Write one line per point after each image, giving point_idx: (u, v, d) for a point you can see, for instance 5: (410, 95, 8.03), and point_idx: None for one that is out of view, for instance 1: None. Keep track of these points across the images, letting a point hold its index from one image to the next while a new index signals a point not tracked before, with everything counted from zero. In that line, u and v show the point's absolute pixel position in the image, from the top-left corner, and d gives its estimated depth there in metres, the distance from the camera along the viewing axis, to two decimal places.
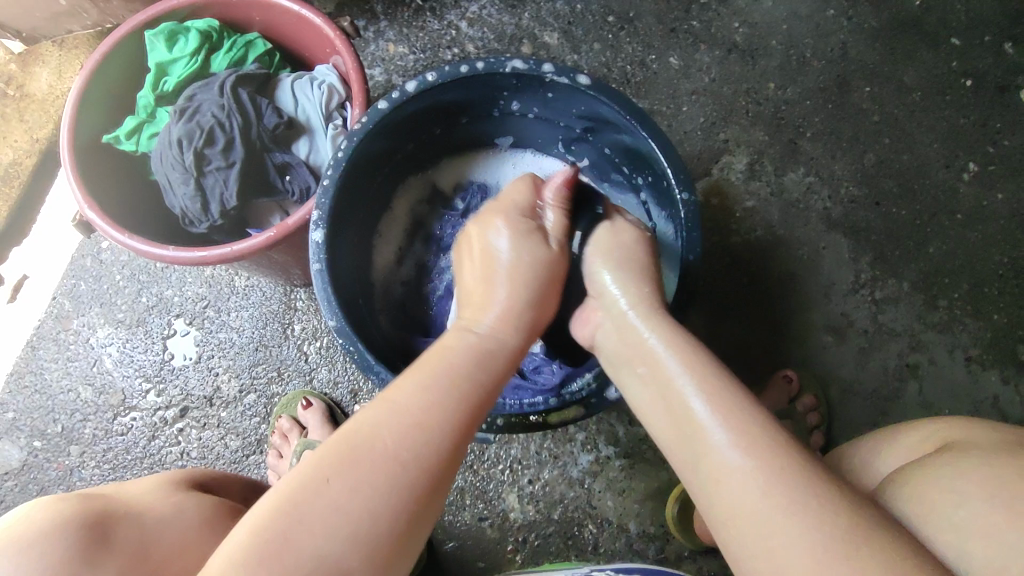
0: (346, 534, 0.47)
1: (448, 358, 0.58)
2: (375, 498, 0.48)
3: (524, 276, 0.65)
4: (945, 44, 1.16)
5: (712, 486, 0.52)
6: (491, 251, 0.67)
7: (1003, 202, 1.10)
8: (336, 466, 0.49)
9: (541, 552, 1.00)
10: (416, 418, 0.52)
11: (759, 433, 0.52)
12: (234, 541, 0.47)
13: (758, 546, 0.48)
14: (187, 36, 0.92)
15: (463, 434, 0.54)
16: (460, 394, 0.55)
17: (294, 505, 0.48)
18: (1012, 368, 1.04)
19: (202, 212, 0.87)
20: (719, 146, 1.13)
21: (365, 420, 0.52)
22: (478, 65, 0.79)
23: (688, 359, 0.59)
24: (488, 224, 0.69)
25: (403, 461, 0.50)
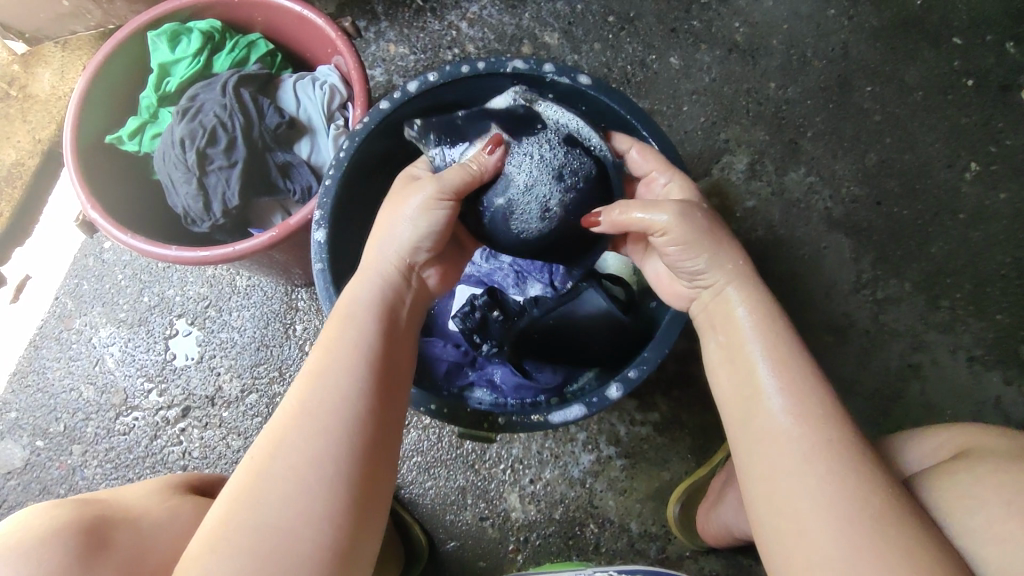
0: (303, 474, 0.53)
1: (344, 317, 0.65)
2: (314, 439, 0.55)
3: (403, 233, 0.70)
4: (946, 44, 1.16)
5: (756, 443, 0.58)
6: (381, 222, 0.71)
7: (1005, 201, 1.10)
8: (275, 438, 0.55)
9: (543, 552, 1.00)
10: (326, 368, 0.60)
11: (816, 407, 0.57)
12: (203, 535, 0.52)
13: (788, 504, 0.54)
14: (189, 37, 0.92)
15: (377, 374, 0.61)
16: (363, 341, 0.63)
17: (250, 484, 0.53)
18: (1014, 369, 1.04)
19: (204, 211, 0.88)
20: (720, 146, 1.13)
21: (291, 393, 0.59)
22: (479, 65, 0.80)
23: (765, 329, 0.63)
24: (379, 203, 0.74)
25: (326, 405, 0.57)
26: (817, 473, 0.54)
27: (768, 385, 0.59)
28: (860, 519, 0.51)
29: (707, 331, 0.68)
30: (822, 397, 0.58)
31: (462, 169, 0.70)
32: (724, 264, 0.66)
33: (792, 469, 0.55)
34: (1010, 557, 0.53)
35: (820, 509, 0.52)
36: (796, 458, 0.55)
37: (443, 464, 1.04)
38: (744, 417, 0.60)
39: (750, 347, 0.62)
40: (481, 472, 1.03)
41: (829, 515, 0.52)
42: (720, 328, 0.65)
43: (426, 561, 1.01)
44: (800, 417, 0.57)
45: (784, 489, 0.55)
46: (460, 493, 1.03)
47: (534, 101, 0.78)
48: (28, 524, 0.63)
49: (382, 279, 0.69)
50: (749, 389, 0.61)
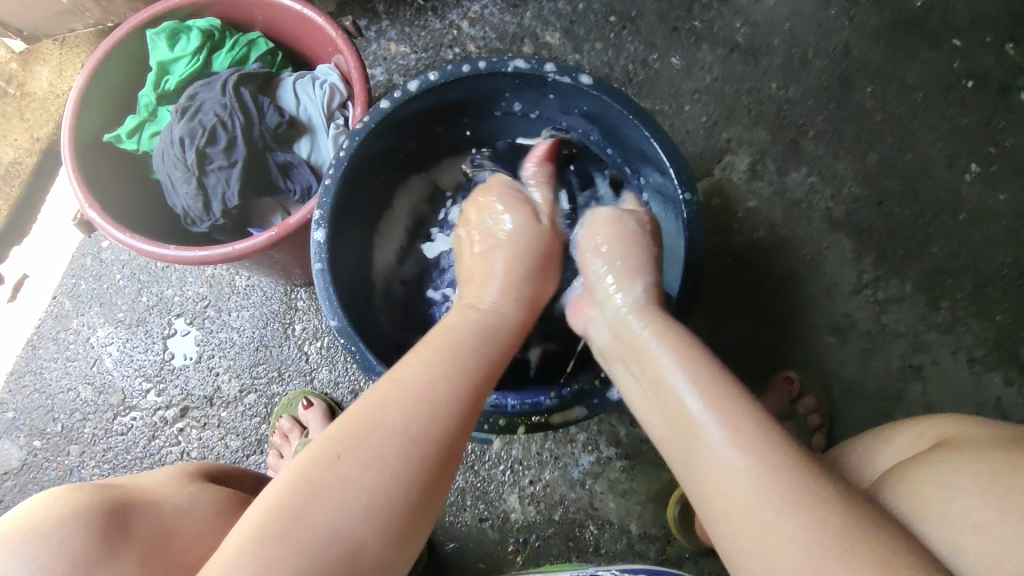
0: (361, 505, 0.49)
1: (450, 335, 0.63)
2: (385, 473, 0.51)
3: (517, 258, 0.73)
4: (948, 44, 1.16)
5: (705, 475, 0.55)
6: (496, 229, 0.76)
7: (1006, 202, 1.10)
8: (348, 442, 0.52)
9: (543, 553, 1.00)
10: (423, 392, 0.56)
11: (752, 431, 0.54)
12: (247, 523, 0.49)
13: (753, 544, 0.50)
14: (189, 35, 0.92)
15: (470, 411, 0.57)
16: (462, 368, 0.59)
17: (303, 482, 0.50)
18: (1015, 370, 1.04)
19: (204, 211, 0.87)
20: (721, 146, 1.13)
21: (374, 399, 0.55)
22: (480, 64, 0.79)
23: (678, 351, 0.62)
24: (490, 207, 0.77)
25: (413, 435, 0.53)
26: (773, 504, 0.50)
27: (698, 411, 0.57)
28: (829, 543, 0.47)
29: (615, 355, 0.69)
30: (755, 416, 0.56)
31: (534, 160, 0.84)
32: (628, 280, 0.72)
33: (749, 501, 0.51)
34: (986, 548, 0.52)
35: (787, 541, 0.48)
36: (746, 490, 0.52)
37: None
38: (684, 450, 0.57)
39: (667, 373, 0.61)
40: (481, 473, 1.03)
41: (798, 543, 0.48)
42: (627, 351, 0.67)
43: (426, 563, 1.01)
44: (741, 443, 0.54)
45: (746, 525, 0.51)
46: (459, 494, 1.03)
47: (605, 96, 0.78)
48: (48, 505, 0.63)
49: (495, 296, 0.70)
50: (677, 415, 0.59)
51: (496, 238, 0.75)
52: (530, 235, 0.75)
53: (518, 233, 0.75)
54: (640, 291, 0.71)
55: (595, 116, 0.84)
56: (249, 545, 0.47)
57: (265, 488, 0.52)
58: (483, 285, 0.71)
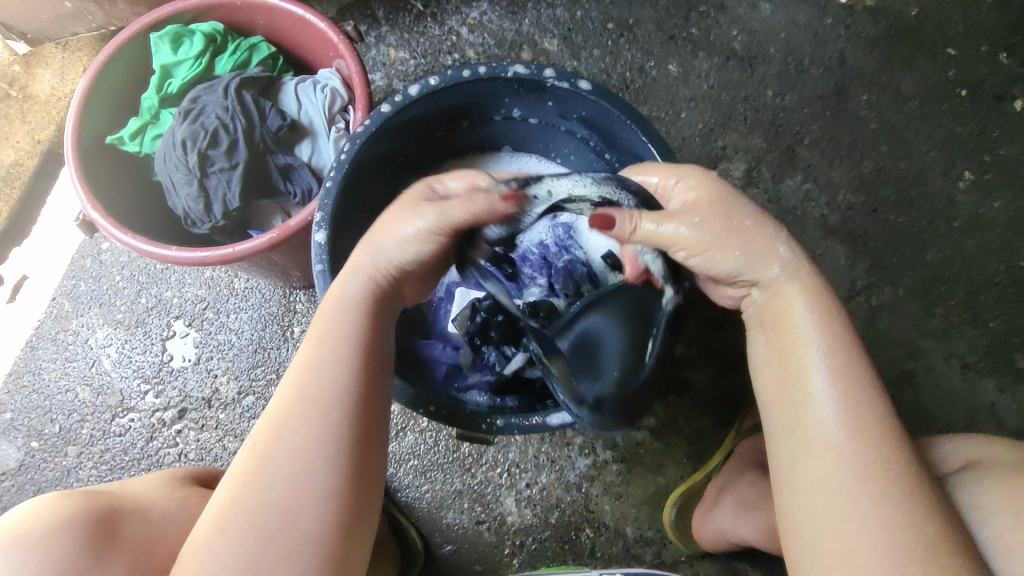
0: (296, 479, 0.56)
1: (336, 304, 0.66)
2: (308, 446, 0.57)
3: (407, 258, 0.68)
4: (942, 53, 1.18)
5: (803, 453, 0.59)
6: (398, 227, 0.67)
7: (999, 210, 1.11)
8: (270, 436, 0.58)
9: (539, 556, 1.01)
10: (324, 370, 0.61)
11: (872, 425, 0.58)
12: (204, 523, 0.56)
13: (831, 525, 0.56)
14: (192, 39, 0.93)
15: (368, 384, 0.63)
16: (351, 334, 0.64)
17: (249, 473, 0.57)
18: (1008, 377, 1.05)
19: (205, 213, 0.88)
20: (717, 152, 1.14)
21: (284, 387, 0.61)
22: (480, 70, 0.80)
23: (827, 337, 0.61)
24: (391, 210, 0.69)
25: (324, 407, 0.59)
26: (869, 498, 0.55)
27: (821, 393, 0.60)
28: (902, 541, 0.53)
29: (758, 327, 0.66)
30: (878, 413, 0.59)
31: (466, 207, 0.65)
32: (763, 251, 0.63)
33: (841, 487, 0.56)
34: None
35: (862, 532, 0.54)
36: (845, 479, 0.56)
37: (439, 468, 1.04)
38: (790, 424, 0.61)
39: (802, 348, 0.62)
40: (478, 475, 1.03)
41: (871, 541, 0.54)
42: (769, 321, 0.64)
43: (423, 564, 1.01)
44: (852, 431, 0.58)
45: (830, 511, 0.56)
46: (456, 497, 1.03)
47: (603, 100, 0.80)
48: (39, 511, 0.63)
49: (374, 266, 0.68)
50: (796, 396, 0.61)
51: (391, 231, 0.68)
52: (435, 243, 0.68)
53: (397, 215, 0.68)
54: (788, 251, 0.63)
55: (592, 123, 0.86)
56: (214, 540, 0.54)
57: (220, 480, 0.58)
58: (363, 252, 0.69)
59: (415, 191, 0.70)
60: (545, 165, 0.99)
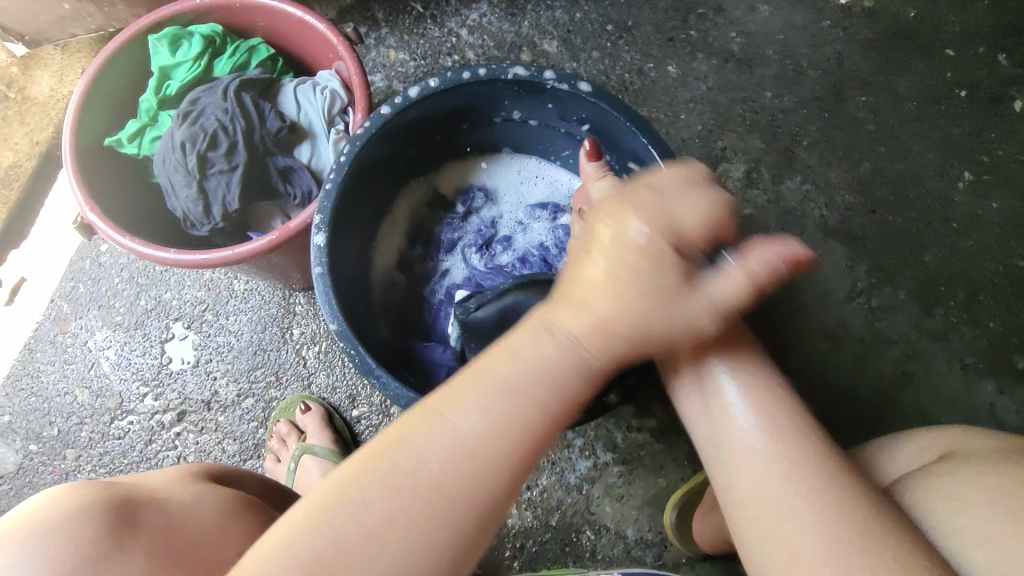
0: (386, 564, 0.46)
1: (513, 368, 0.52)
2: (414, 530, 0.47)
3: (625, 317, 0.53)
4: (939, 55, 1.18)
5: (737, 468, 0.57)
6: (619, 249, 0.54)
7: (997, 210, 1.11)
8: (379, 489, 0.48)
9: (540, 558, 1.00)
10: (472, 451, 0.50)
11: (788, 424, 0.57)
12: (271, 539, 0.48)
13: (774, 531, 0.53)
14: (191, 41, 0.93)
15: (516, 473, 0.51)
16: (520, 423, 0.51)
17: (339, 516, 0.47)
18: (1007, 377, 1.05)
19: (204, 215, 0.88)
20: (716, 154, 1.14)
21: (415, 431, 0.50)
22: (480, 71, 0.80)
23: (729, 347, 0.63)
24: (626, 230, 0.54)
25: (450, 493, 0.48)
26: (799, 489, 0.53)
27: (736, 401, 0.60)
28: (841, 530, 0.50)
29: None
30: (788, 411, 0.58)
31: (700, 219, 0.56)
32: None
33: (773, 493, 0.54)
34: (999, 556, 0.53)
35: (802, 528, 0.51)
36: (773, 480, 0.54)
37: None
38: (718, 442, 0.60)
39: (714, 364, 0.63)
40: None
41: (808, 534, 0.51)
42: None
43: None
44: (772, 433, 0.57)
45: (766, 515, 0.54)
46: None
47: (604, 102, 0.79)
48: (55, 499, 0.64)
49: (570, 336, 0.54)
50: (716, 412, 0.61)
51: (626, 267, 0.53)
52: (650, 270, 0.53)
53: (655, 214, 0.55)
54: None
55: (592, 125, 0.86)
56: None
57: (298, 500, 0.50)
58: (574, 311, 0.54)
59: (687, 205, 0.56)
60: (545, 167, 0.99)
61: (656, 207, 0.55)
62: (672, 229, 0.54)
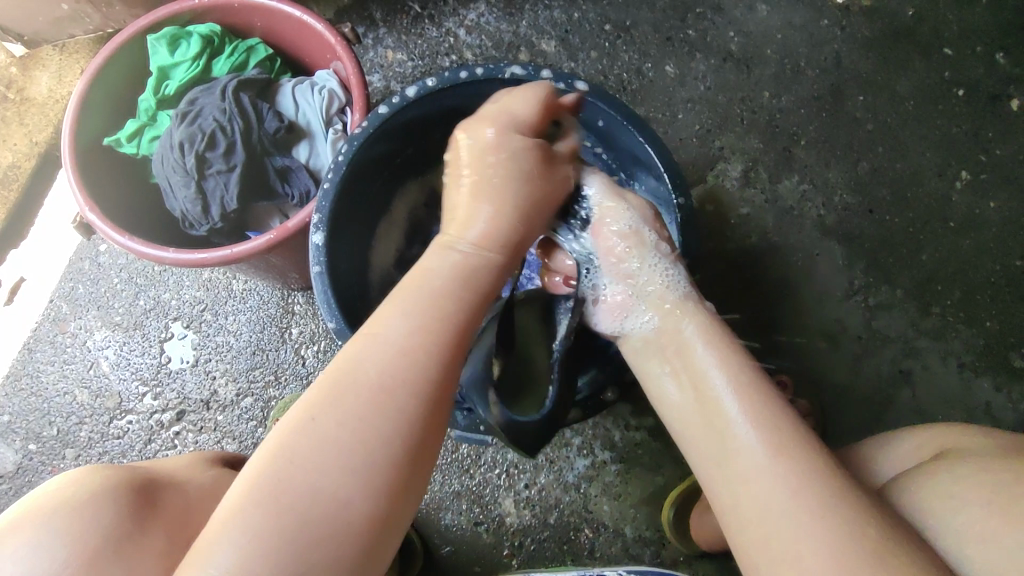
0: (344, 463, 0.50)
1: (426, 279, 0.61)
2: (367, 429, 0.52)
3: (507, 199, 0.66)
4: (937, 54, 1.18)
5: (739, 486, 0.56)
6: (478, 155, 0.68)
7: (995, 210, 1.12)
8: (327, 406, 0.52)
9: (539, 557, 1.01)
10: (401, 350, 0.55)
11: (792, 439, 0.56)
12: (234, 492, 0.51)
13: (783, 551, 0.51)
14: (189, 41, 0.93)
15: (449, 371, 0.57)
16: (440, 316, 0.58)
17: (295, 438, 0.51)
18: (1004, 375, 1.05)
19: (203, 214, 0.88)
20: (714, 153, 1.15)
21: (347, 350, 0.56)
22: (477, 70, 0.81)
23: (725, 361, 0.63)
24: (483, 136, 0.69)
25: (395, 395, 0.53)
26: (810, 510, 0.52)
27: (736, 418, 0.58)
28: (854, 555, 0.49)
29: (648, 356, 0.68)
30: (794, 428, 0.57)
31: (536, 104, 0.72)
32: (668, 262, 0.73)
33: (784, 514, 0.52)
34: (997, 557, 0.54)
35: (815, 551, 0.50)
36: (784, 498, 0.53)
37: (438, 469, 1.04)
38: (717, 458, 0.58)
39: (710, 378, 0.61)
40: (477, 476, 1.03)
41: (821, 556, 0.50)
42: (670, 347, 0.66)
43: (422, 565, 1.01)
44: (777, 449, 0.55)
45: (773, 534, 0.52)
46: (455, 497, 1.03)
47: (601, 101, 0.80)
48: (70, 482, 0.63)
49: (470, 246, 0.64)
50: (711, 426, 0.59)
51: (489, 162, 0.68)
52: (518, 162, 0.68)
53: (513, 121, 0.70)
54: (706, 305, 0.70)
55: (588, 124, 0.86)
56: (241, 517, 0.49)
57: (261, 442, 0.53)
58: (464, 227, 0.65)
59: (517, 107, 0.72)
60: None
61: (500, 124, 0.70)
62: (496, 125, 0.69)
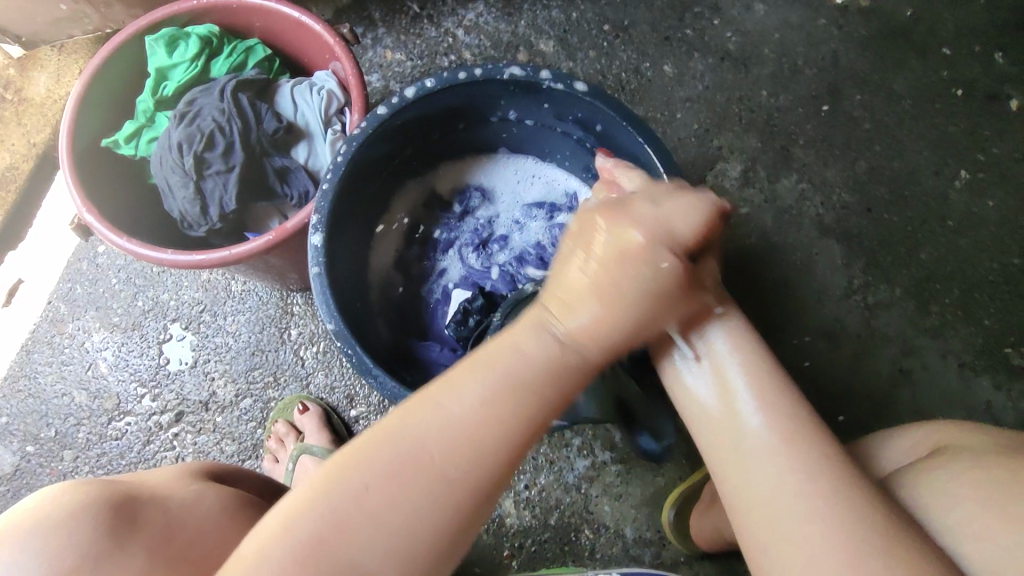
0: (384, 542, 0.47)
1: (514, 357, 0.53)
2: (413, 511, 0.48)
3: (621, 284, 0.54)
4: (934, 53, 1.18)
5: (742, 465, 0.55)
6: (615, 241, 0.54)
7: (994, 208, 1.12)
8: (378, 476, 0.49)
9: (539, 558, 1.00)
10: (467, 434, 0.50)
11: (798, 424, 0.55)
12: (269, 524, 0.49)
13: (784, 533, 0.51)
14: (187, 41, 0.93)
15: (512, 461, 0.51)
16: (514, 406, 0.52)
17: (336, 494, 0.48)
18: (1004, 374, 1.05)
19: (201, 215, 0.88)
20: (713, 153, 1.14)
21: (413, 413, 0.52)
22: (476, 71, 0.80)
23: (744, 348, 0.61)
24: (628, 238, 0.54)
25: (448, 476, 0.49)
26: (812, 493, 0.51)
27: (743, 402, 0.57)
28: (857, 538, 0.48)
29: None
30: (800, 413, 0.56)
31: (668, 233, 0.55)
32: None
33: (786, 492, 0.52)
34: (990, 552, 0.53)
35: (815, 531, 0.49)
36: (784, 480, 0.52)
37: None
38: (722, 440, 0.57)
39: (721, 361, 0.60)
40: None
41: (821, 535, 0.49)
42: None
43: None
44: (783, 435, 0.55)
45: (775, 515, 0.52)
46: None
47: (600, 101, 0.79)
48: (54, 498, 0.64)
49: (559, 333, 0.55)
50: (720, 412, 0.58)
51: (624, 265, 0.54)
52: (656, 264, 0.54)
53: (652, 221, 0.56)
54: None
55: (588, 124, 0.86)
56: (269, 563, 0.46)
57: (302, 478, 0.51)
58: (568, 311, 0.55)
59: (640, 267, 0.54)
60: (542, 167, 1.00)
61: (624, 215, 0.56)
62: (641, 229, 0.55)
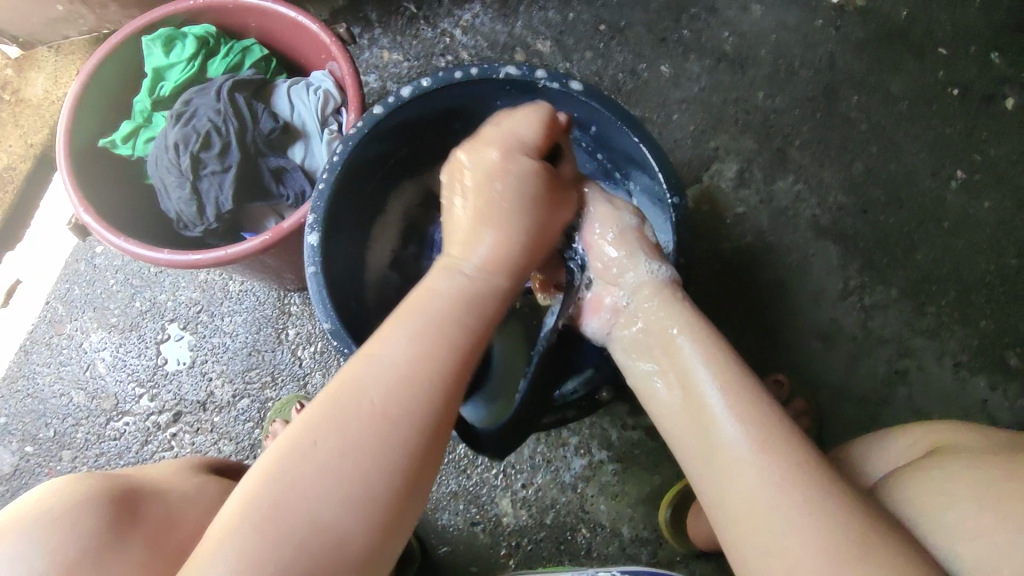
0: (341, 491, 0.51)
1: (430, 302, 0.61)
2: (364, 457, 0.52)
3: (501, 204, 0.69)
4: (930, 54, 1.18)
5: (725, 478, 0.56)
6: (489, 174, 0.70)
7: (990, 210, 1.12)
8: (326, 430, 0.53)
9: (535, 557, 1.01)
10: (403, 375, 0.56)
11: (778, 434, 0.56)
12: (229, 509, 0.52)
13: (771, 544, 0.51)
14: (184, 42, 0.93)
15: (450, 396, 0.57)
16: (441, 344, 0.58)
17: (291, 460, 0.52)
18: (1000, 374, 1.05)
19: (198, 215, 0.88)
20: (709, 153, 1.15)
21: (350, 369, 0.57)
22: (472, 71, 0.81)
23: (711, 358, 0.62)
24: (485, 161, 0.71)
25: (393, 418, 0.53)
26: (796, 505, 0.51)
27: (721, 413, 0.58)
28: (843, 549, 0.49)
29: (637, 353, 0.68)
30: (778, 421, 0.57)
31: (519, 139, 0.72)
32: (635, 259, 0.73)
33: (770, 503, 0.52)
34: (984, 553, 0.54)
35: (801, 543, 0.50)
36: (769, 493, 0.53)
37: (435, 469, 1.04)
38: (705, 455, 0.58)
39: (695, 375, 0.62)
40: (473, 476, 1.03)
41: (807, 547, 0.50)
42: (656, 345, 0.67)
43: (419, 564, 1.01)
44: (761, 444, 0.55)
45: (761, 528, 0.52)
46: (452, 498, 1.03)
47: (596, 101, 0.79)
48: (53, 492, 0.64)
49: (470, 271, 0.65)
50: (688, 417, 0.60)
51: (495, 188, 0.69)
52: (523, 185, 0.69)
53: (510, 140, 0.71)
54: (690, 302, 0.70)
55: (584, 124, 0.86)
56: (233, 535, 0.49)
57: (258, 459, 0.54)
58: (468, 250, 0.67)
59: (511, 169, 0.70)
60: None
61: (498, 156, 0.70)
62: (499, 149, 0.71)
